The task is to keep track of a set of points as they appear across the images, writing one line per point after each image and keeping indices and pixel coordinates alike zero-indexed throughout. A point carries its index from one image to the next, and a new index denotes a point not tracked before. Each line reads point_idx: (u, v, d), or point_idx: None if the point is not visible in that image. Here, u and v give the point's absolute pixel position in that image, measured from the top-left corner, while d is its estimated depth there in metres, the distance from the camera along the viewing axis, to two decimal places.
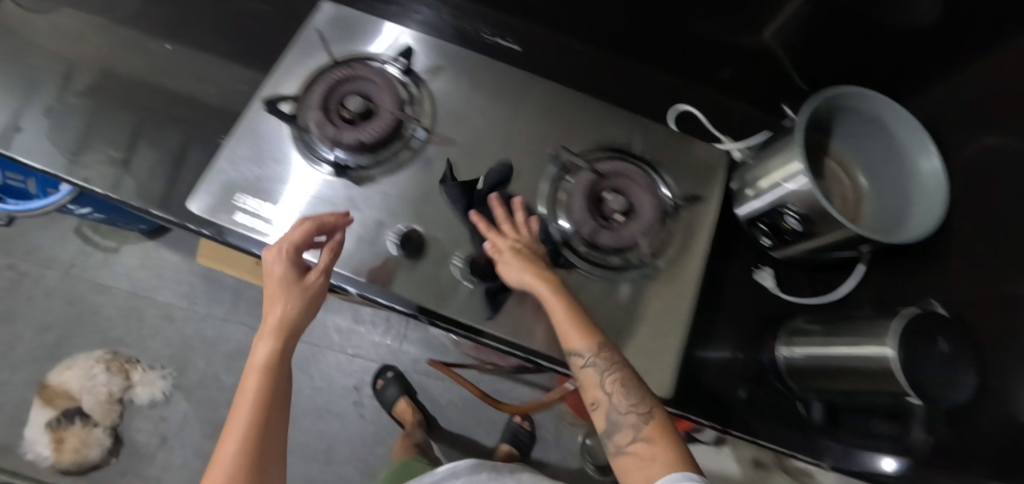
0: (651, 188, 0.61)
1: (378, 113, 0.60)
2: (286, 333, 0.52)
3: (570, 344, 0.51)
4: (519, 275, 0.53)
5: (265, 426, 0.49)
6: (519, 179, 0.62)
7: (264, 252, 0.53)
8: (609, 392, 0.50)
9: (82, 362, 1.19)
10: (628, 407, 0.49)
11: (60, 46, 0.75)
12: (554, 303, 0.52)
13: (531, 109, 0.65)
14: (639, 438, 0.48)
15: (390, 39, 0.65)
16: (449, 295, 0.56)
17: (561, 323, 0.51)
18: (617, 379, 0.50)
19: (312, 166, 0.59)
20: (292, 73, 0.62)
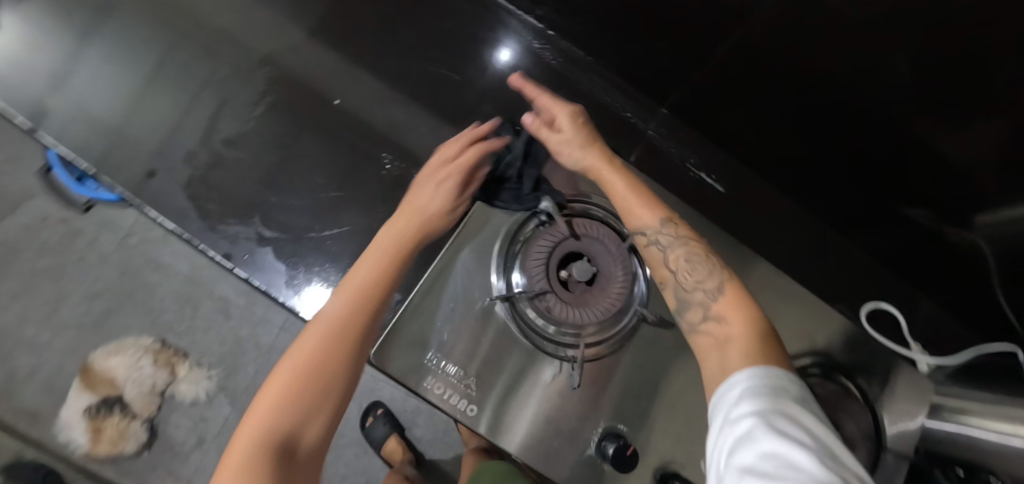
0: (868, 427, 0.58)
1: (601, 285, 0.53)
2: (374, 273, 0.52)
3: (637, 216, 0.51)
4: (568, 148, 0.57)
5: (322, 363, 0.45)
6: None
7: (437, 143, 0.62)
8: (674, 271, 0.49)
9: (130, 348, 1.13)
10: (695, 283, 0.47)
11: (238, 86, 0.74)
12: (613, 173, 0.54)
13: None
14: (709, 314, 0.45)
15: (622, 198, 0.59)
16: None
17: (622, 196, 0.52)
18: (685, 255, 0.49)
19: (512, 328, 0.51)
20: (518, 210, 0.56)
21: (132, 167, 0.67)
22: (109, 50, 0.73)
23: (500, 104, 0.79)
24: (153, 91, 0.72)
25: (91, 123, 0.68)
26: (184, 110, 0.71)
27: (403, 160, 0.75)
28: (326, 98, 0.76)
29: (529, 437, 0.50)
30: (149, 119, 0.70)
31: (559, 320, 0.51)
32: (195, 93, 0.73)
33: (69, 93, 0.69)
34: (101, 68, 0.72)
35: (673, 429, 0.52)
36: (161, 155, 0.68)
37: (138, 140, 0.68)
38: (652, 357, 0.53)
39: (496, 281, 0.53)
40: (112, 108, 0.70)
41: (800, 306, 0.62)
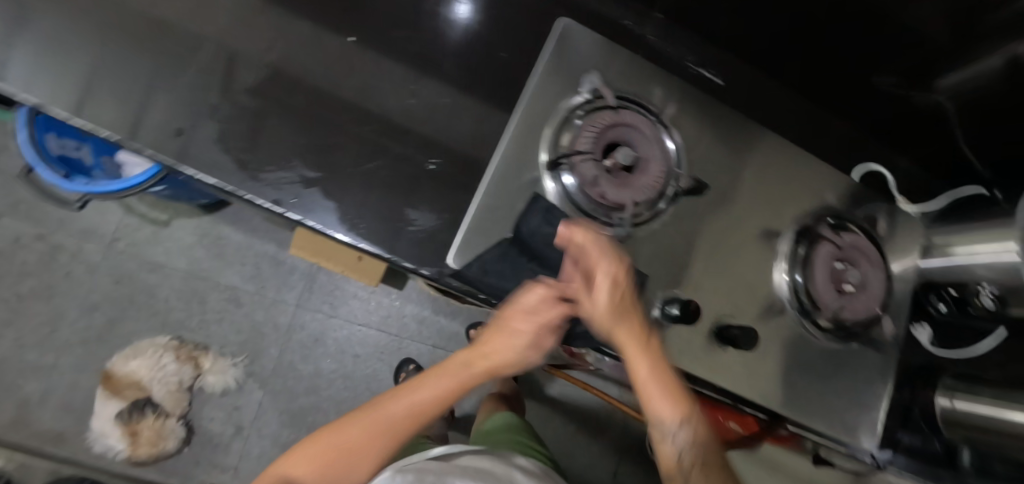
0: (880, 266, 0.64)
1: (642, 166, 0.56)
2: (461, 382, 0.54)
3: (658, 410, 0.50)
4: (607, 325, 0.50)
5: (406, 426, 0.52)
6: (756, 253, 0.64)
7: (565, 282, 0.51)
8: (681, 453, 0.52)
9: (147, 350, 1.10)
10: (691, 441, 0.52)
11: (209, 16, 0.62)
12: (636, 357, 0.50)
13: (753, 170, 0.66)
14: (690, 459, 0.52)
15: (642, 91, 0.62)
16: (694, 354, 0.59)
17: (654, 391, 0.50)
18: (699, 457, 0.52)
19: (570, 219, 0.55)
20: (550, 110, 0.57)
21: (121, 115, 0.56)
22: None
23: (503, 17, 0.73)
24: (113, 28, 0.59)
25: (51, 69, 0.56)
26: (160, 45, 0.60)
27: (419, 84, 0.67)
28: (316, 24, 0.65)
29: None
30: (119, 58, 0.58)
31: (608, 204, 0.55)
32: (164, 23, 0.60)
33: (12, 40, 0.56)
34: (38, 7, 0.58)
35: (709, 284, 0.61)
36: (152, 98, 0.57)
37: (119, 82, 0.57)
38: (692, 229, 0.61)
39: (546, 179, 0.55)
40: (70, 50, 0.57)
41: (814, 174, 0.68)
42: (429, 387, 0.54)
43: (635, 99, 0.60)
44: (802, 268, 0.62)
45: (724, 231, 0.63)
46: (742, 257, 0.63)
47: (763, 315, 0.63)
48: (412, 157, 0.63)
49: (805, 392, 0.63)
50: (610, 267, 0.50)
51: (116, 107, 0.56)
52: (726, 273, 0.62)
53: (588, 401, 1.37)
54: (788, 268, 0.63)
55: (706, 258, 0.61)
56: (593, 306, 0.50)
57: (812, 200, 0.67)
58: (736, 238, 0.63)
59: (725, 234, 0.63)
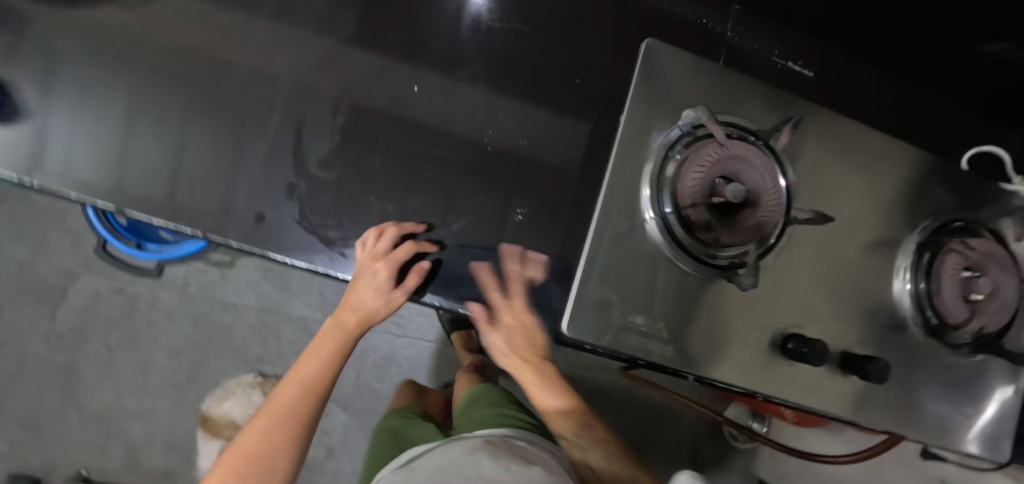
0: (1017, 273, 0.57)
1: (755, 202, 0.51)
2: (336, 339, 0.66)
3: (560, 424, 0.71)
4: (527, 378, 0.69)
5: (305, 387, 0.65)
6: (875, 269, 0.59)
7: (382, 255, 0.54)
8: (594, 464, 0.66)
9: (236, 390, 1.14)
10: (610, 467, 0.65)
11: (269, 83, 0.58)
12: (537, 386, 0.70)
13: (869, 177, 0.59)
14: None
15: (747, 106, 0.55)
16: (814, 385, 0.55)
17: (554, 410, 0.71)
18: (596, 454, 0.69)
19: (682, 269, 0.52)
20: (647, 148, 0.52)
21: (204, 204, 0.55)
22: (99, 66, 0.57)
23: (574, 27, 0.65)
24: (175, 110, 0.57)
25: (129, 164, 0.55)
26: (225, 122, 0.57)
27: (491, 123, 0.61)
28: (377, 71, 0.59)
29: (714, 359, 0.53)
30: (189, 143, 0.56)
31: (722, 249, 0.51)
32: (227, 97, 0.57)
33: (78, 137, 0.55)
34: (91, 89, 0.56)
35: (829, 310, 0.57)
36: (229, 183, 0.56)
37: (192, 169, 0.56)
38: (812, 254, 0.56)
39: (653, 228, 0.51)
40: (137, 137, 0.56)
41: (935, 170, 0.61)
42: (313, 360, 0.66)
43: (742, 119, 0.53)
44: (926, 280, 0.57)
45: (842, 249, 0.57)
46: (861, 276, 0.58)
47: (889, 333, 0.58)
48: (497, 208, 0.59)
49: (940, 412, 0.58)
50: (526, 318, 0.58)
51: (199, 197, 0.55)
52: (846, 294, 0.57)
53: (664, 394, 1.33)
54: (910, 277, 0.58)
55: (825, 283, 0.57)
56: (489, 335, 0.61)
57: (933, 201, 0.61)
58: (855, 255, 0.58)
59: (842, 252, 0.57)
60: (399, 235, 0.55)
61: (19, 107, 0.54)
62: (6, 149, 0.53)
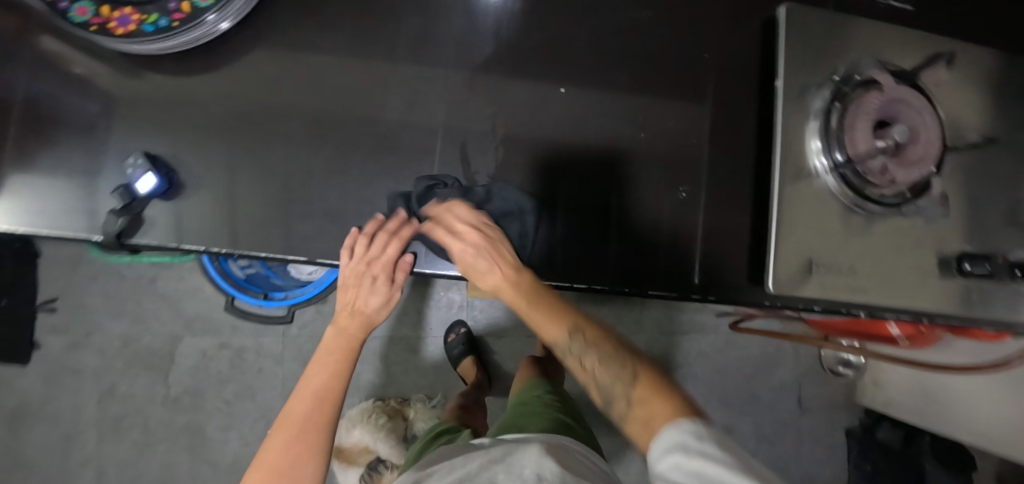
0: None
1: (921, 138, 0.54)
2: (342, 350, 0.69)
3: (550, 332, 0.61)
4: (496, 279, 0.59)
5: (322, 399, 0.67)
6: (1018, 179, 0.61)
7: (352, 254, 0.59)
8: (593, 369, 0.62)
9: (360, 419, 1.16)
10: (615, 379, 0.61)
11: (418, 115, 0.62)
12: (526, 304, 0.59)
13: (1000, 95, 0.61)
14: (633, 398, 0.59)
15: (885, 51, 0.57)
16: (985, 296, 0.58)
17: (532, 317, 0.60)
18: (597, 358, 0.62)
19: (864, 213, 0.55)
20: (805, 107, 0.55)
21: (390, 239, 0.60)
22: (260, 132, 0.61)
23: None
24: (339, 158, 0.61)
25: (310, 218, 0.60)
26: (387, 161, 0.61)
27: (628, 113, 0.64)
28: (511, 83, 0.63)
29: (901, 293, 0.55)
30: (360, 187, 0.61)
31: (895, 187, 0.54)
32: (381, 136, 0.61)
33: (257, 202, 0.60)
34: (257, 156, 0.61)
35: (986, 226, 0.60)
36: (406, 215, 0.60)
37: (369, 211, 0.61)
38: (964, 179, 0.59)
39: (830, 182, 0.54)
40: (311, 192, 0.60)
41: None
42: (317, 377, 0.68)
43: (884, 66, 0.57)
44: None
45: (986, 168, 0.60)
46: (1007, 189, 0.61)
47: None
48: (657, 193, 0.62)
49: None
50: (474, 232, 0.59)
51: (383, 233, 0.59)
52: (997, 208, 0.60)
53: (761, 347, 1.34)
54: None
55: (976, 202, 0.60)
56: (451, 240, 0.58)
57: None
58: (997, 171, 0.61)
59: (987, 168, 0.60)
60: (387, 235, 0.59)
61: (200, 183, 0.60)
62: (207, 225, 0.59)
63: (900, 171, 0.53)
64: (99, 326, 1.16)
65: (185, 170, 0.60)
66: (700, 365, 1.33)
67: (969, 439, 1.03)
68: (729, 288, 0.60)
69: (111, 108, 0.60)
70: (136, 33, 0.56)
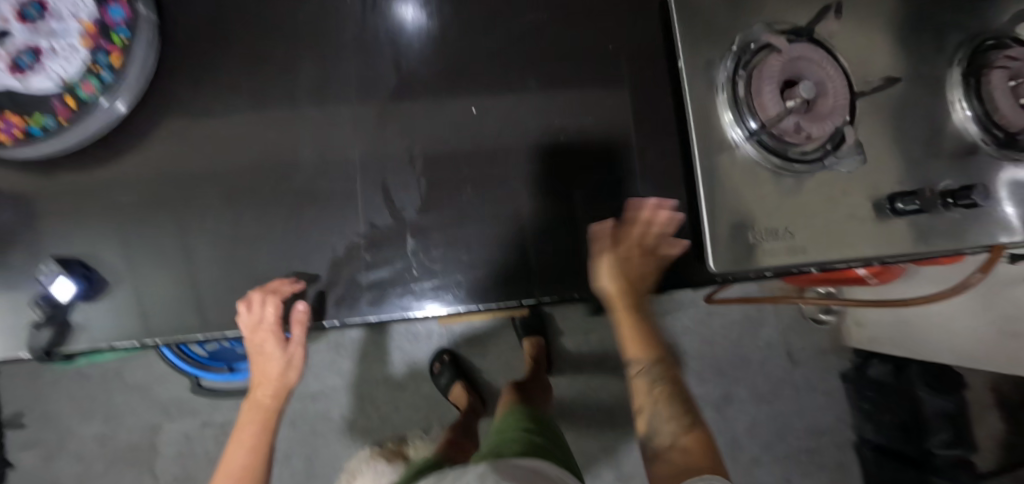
0: None
1: (829, 91, 0.55)
2: (262, 421, 0.71)
3: (633, 353, 0.65)
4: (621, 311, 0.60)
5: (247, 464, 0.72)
6: (931, 109, 0.63)
7: (246, 314, 0.56)
8: (653, 399, 0.67)
9: (359, 468, 1.12)
10: (670, 416, 0.66)
11: (334, 162, 0.61)
12: (624, 320, 0.60)
13: (896, 33, 0.63)
14: (677, 443, 0.65)
15: (779, 13, 0.58)
16: (922, 230, 0.58)
17: (629, 333, 0.62)
18: (665, 392, 0.67)
19: (790, 173, 0.55)
20: (711, 83, 0.56)
21: (332, 295, 0.57)
22: (180, 210, 0.59)
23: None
24: (263, 221, 0.59)
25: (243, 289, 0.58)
26: (312, 215, 0.59)
27: (546, 117, 0.63)
28: (424, 112, 0.62)
29: (840, 244, 0.56)
30: (291, 246, 0.59)
31: (813, 142, 0.54)
32: (301, 190, 0.60)
33: (186, 284, 0.58)
34: (180, 236, 0.59)
35: (910, 161, 0.61)
36: (344, 267, 0.58)
37: (306, 267, 0.58)
38: (880, 120, 0.60)
39: (750, 151, 0.55)
40: (242, 261, 0.59)
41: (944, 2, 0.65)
42: (245, 439, 0.72)
43: (781, 28, 0.57)
44: (976, 101, 0.61)
45: (898, 104, 0.61)
46: (922, 122, 0.62)
47: (964, 158, 0.62)
48: (593, 191, 0.61)
49: None
50: (642, 241, 0.59)
51: (324, 288, 0.57)
52: (918, 141, 0.61)
53: (743, 311, 1.36)
54: (964, 103, 0.62)
55: (898, 140, 0.61)
56: (600, 275, 0.58)
57: (954, 32, 0.65)
58: (910, 106, 0.62)
59: (899, 105, 0.62)
60: (273, 296, 0.56)
61: (127, 275, 0.58)
62: (140, 317, 0.57)
63: (815, 127, 0.53)
64: (71, 431, 1.12)
65: (110, 265, 0.58)
66: (688, 341, 1.33)
67: (954, 360, 1.03)
68: (678, 271, 0.60)
69: (23, 217, 0.59)
70: (26, 135, 0.54)
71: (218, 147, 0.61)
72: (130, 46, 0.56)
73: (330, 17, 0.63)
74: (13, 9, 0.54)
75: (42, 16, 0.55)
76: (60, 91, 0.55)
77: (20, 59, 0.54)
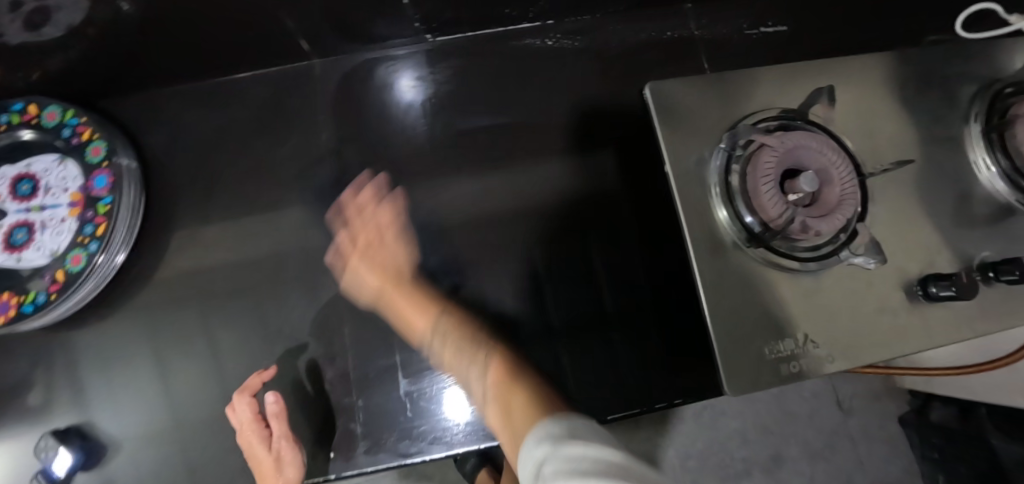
0: None
1: (834, 181, 0.50)
2: None
3: (416, 329, 0.54)
4: (399, 303, 0.55)
5: None
6: (955, 173, 0.57)
7: (233, 417, 0.56)
8: (453, 357, 0.51)
9: None
10: (473, 369, 0.48)
11: (331, 293, 0.62)
12: (399, 297, 0.55)
13: (901, 97, 0.58)
14: (487, 387, 0.46)
15: (766, 99, 0.55)
16: (966, 312, 0.52)
17: (405, 306, 0.55)
18: (456, 352, 0.51)
19: (802, 274, 0.50)
20: (704, 184, 0.52)
21: (329, 444, 0.55)
22: (186, 354, 0.61)
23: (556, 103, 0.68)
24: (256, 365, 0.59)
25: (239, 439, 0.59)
26: (311, 350, 0.60)
27: (534, 229, 0.63)
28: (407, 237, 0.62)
29: (870, 345, 0.50)
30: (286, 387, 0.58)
31: (822, 240, 0.50)
32: (303, 325, 0.61)
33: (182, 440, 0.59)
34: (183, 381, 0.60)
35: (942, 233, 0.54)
36: (340, 413, 0.56)
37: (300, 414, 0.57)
38: (900, 193, 0.54)
39: (754, 256, 0.50)
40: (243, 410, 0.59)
41: (951, 57, 0.60)
42: None
43: (771, 115, 0.54)
44: (1005, 157, 0.55)
45: (917, 172, 0.56)
46: (948, 186, 0.56)
47: (1001, 223, 0.56)
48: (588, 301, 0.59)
49: None
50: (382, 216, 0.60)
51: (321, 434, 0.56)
52: (948, 210, 0.55)
53: None
54: (990, 159, 0.56)
55: (925, 212, 0.54)
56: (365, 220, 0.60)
57: (965, 86, 0.60)
58: (932, 170, 0.56)
59: (919, 172, 0.56)
60: (246, 393, 0.57)
61: (138, 422, 0.59)
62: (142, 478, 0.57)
63: (823, 224, 0.49)
64: None
65: (120, 413, 0.59)
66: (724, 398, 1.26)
67: None
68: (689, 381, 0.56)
69: (41, 369, 0.61)
70: (20, 314, 0.53)
71: (222, 288, 0.63)
72: (112, 211, 0.56)
73: (319, 150, 0.66)
74: (8, 187, 0.57)
75: (31, 191, 0.57)
76: (52, 264, 0.55)
77: (15, 236, 0.56)
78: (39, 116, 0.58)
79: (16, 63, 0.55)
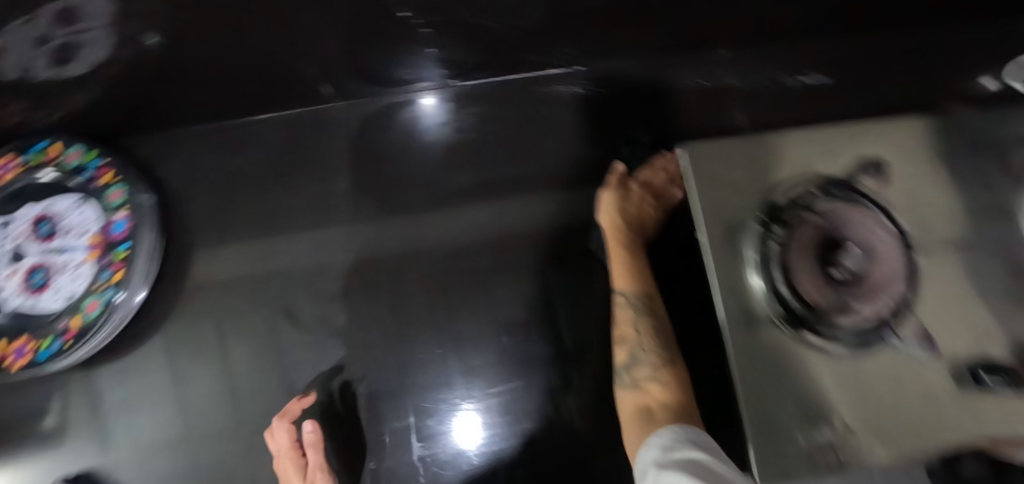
0: None
1: (875, 259, 0.48)
2: None
3: (619, 284, 0.56)
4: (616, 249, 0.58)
5: None
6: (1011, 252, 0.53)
7: (271, 442, 0.56)
8: (641, 343, 0.52)
9: None
10: (651, 349, 0.51)
11: (344, 342, 0.61)
12: (617, 252, 0.58)
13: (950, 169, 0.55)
14: (654, 377, 0.49)
15: (806, 168, 0.52)
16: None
17: (620, 264, 0.57)
18: (652, 365, 0.50)
19: (841, 357, 0.47)
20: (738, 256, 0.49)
21: None
22: (198, 400, 0.61)
23: (578, 152, 0.67)
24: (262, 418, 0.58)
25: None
26: (320, 400, 0.59)
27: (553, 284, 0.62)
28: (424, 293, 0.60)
29: (917, 438, 0.45)
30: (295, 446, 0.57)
31: (863, 322, 0.47)
32: (316, 375, 0.60)
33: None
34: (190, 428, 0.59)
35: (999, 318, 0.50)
36: (351, 477, 0.56)
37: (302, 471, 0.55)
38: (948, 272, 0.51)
39: (790, 336, 0.47)
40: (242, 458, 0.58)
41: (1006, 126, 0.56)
42: None
43: (811, 184, 0.51)
44: None
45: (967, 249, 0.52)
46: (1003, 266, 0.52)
47: None
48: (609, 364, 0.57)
49: None
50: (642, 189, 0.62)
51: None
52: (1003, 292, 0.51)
53: None
54: None
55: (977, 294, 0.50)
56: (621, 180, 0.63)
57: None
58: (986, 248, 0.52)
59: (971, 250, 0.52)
60: (284, 419, 0.57)
61: (144, 463, 0.59)
62: None
63: (862, 305, 0.47)
64: None
65: (130, 456, 0.59)
66: None
67: None
68: None
69: (52, 405, 0.62)
70: (34, 361, 0.53)
71: (235, 331, 0.63)
72: (129, 258, 0.55)
73: (338, 193, 0.66)
74: (30, 228, 0.57)
75: (52, 232, 0.57)
76: (68, 310, 0.54)
77: (33, 279, 0.56)
78: (60, 156, 0.58)
79: (42, 105, 0.56)
